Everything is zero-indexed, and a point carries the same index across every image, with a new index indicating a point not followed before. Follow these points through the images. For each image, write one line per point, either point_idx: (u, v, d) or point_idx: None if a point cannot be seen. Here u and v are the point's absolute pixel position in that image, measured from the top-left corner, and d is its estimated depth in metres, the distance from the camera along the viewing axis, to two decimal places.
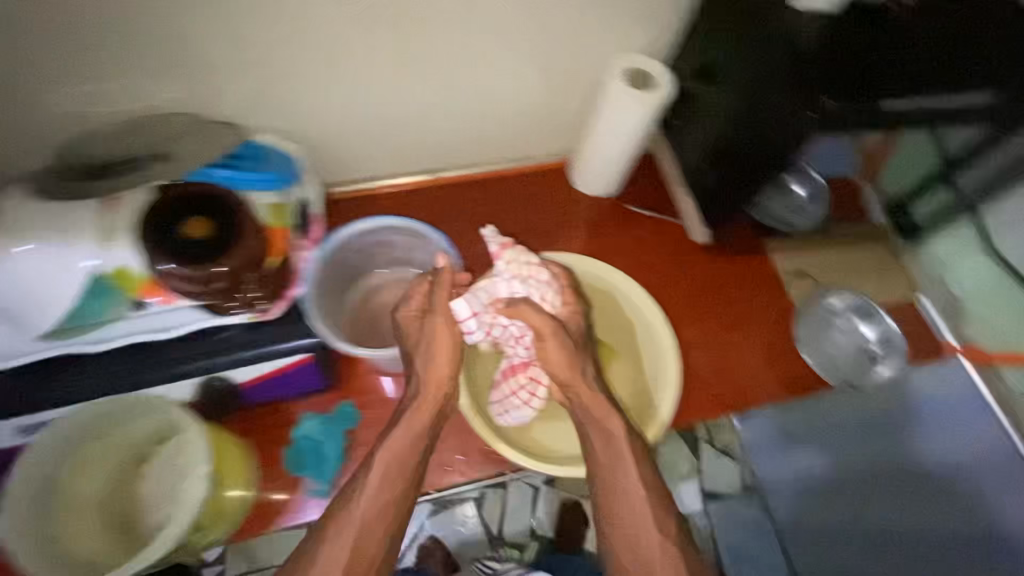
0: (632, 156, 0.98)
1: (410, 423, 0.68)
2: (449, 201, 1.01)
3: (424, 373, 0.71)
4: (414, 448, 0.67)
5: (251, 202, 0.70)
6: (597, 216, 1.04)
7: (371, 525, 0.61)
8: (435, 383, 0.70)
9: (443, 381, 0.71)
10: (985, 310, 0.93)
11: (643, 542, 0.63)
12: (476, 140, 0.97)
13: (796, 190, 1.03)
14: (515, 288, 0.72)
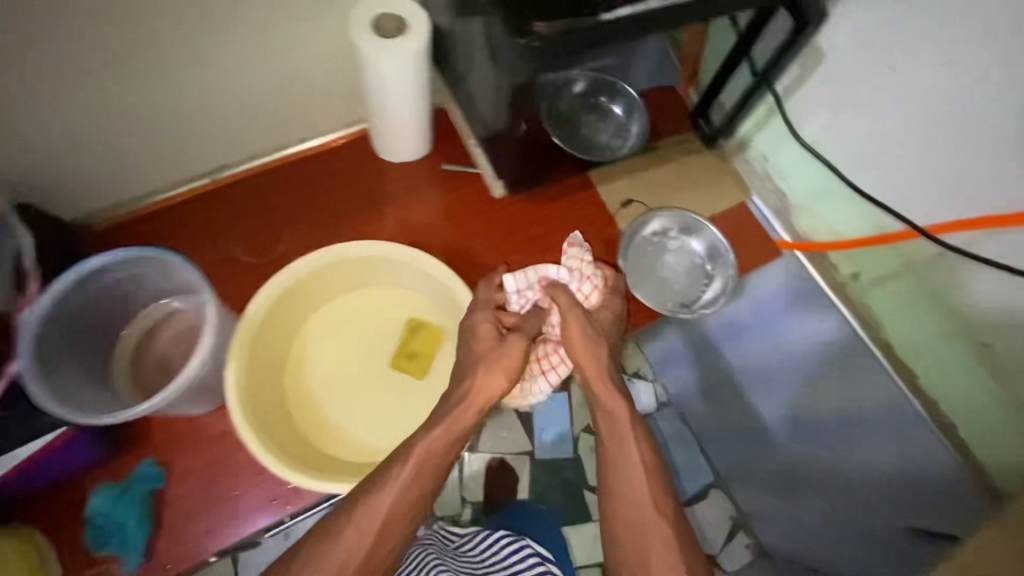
0: (424, 114, 0.88)
1: (457, 420, 0.67)
2: (235, 210, 0.89)
3: (478, 386, 0.70)
4: (446, 448, 0.66)
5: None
6: (410, 183, 0.93)
7: (405, 505, 0.61)
8: (484, 395, 0.69)
9: (488, 391, 0.69)
10: (810, 201, 0.91)
11: (646, 515, 0.65)
12: (246, 128, 0.87)
13: (614, 110, 0.96)
14: (562, 272, 0.81)
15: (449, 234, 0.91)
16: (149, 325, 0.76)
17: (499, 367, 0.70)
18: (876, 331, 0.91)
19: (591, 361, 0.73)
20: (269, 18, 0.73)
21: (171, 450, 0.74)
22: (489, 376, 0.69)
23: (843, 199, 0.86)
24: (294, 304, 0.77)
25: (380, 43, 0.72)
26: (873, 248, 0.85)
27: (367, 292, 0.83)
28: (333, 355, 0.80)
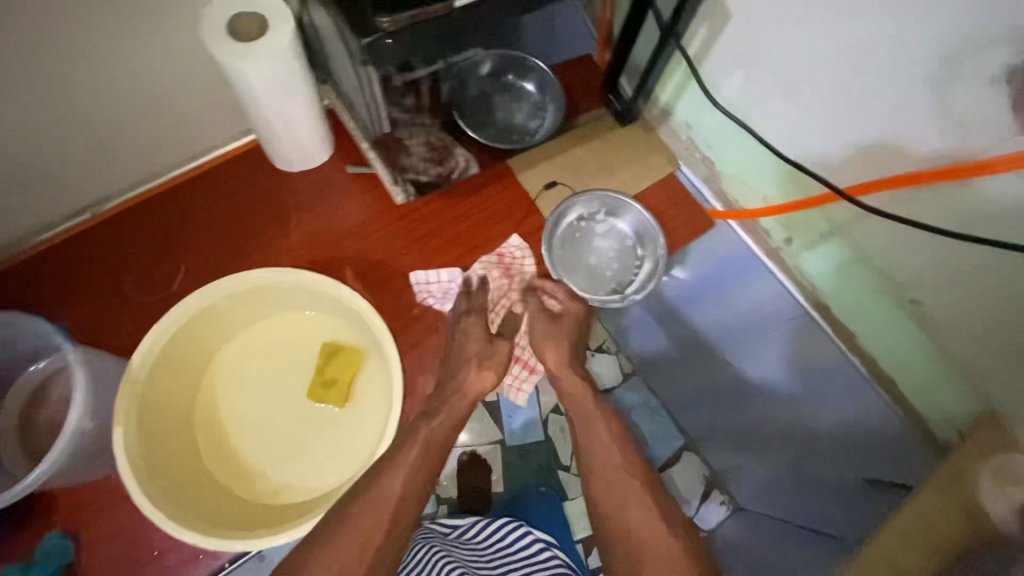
0: (313, 116, 0.80)
1: (452, 412, 0.73)
2: (114, 248, 0.81)
3: (471, 384, 0.76)
4: (449, 429, 0.72)
5: None
6: (314, 192, 0.86)
7: (412, 481, 0.65)
8: (476, 393, 0.75)
9: (478, 387, 0.76)
10: (736, 167, 0.88)
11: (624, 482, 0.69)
12: (118, 155, 0.79)
13: (527, 88, 0.89)
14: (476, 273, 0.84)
15: (361, 242, 0.85)
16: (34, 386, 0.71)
17: (487, 363, 0.78)
18: (812, 294, 0.90)
19: (556, 353, 0.80)
20: (109, 37, 0.64)
21: (80, 521, 0.69)
22: (482, 368, 0.77)
23: (766, 164, 0.82)
24: (191, 351, 0.72)
25: (245, 48, 0.64)
26: (801, 213, 0.82)
27: (278, 320, 0.77)
28: (241, 392, 0.74)
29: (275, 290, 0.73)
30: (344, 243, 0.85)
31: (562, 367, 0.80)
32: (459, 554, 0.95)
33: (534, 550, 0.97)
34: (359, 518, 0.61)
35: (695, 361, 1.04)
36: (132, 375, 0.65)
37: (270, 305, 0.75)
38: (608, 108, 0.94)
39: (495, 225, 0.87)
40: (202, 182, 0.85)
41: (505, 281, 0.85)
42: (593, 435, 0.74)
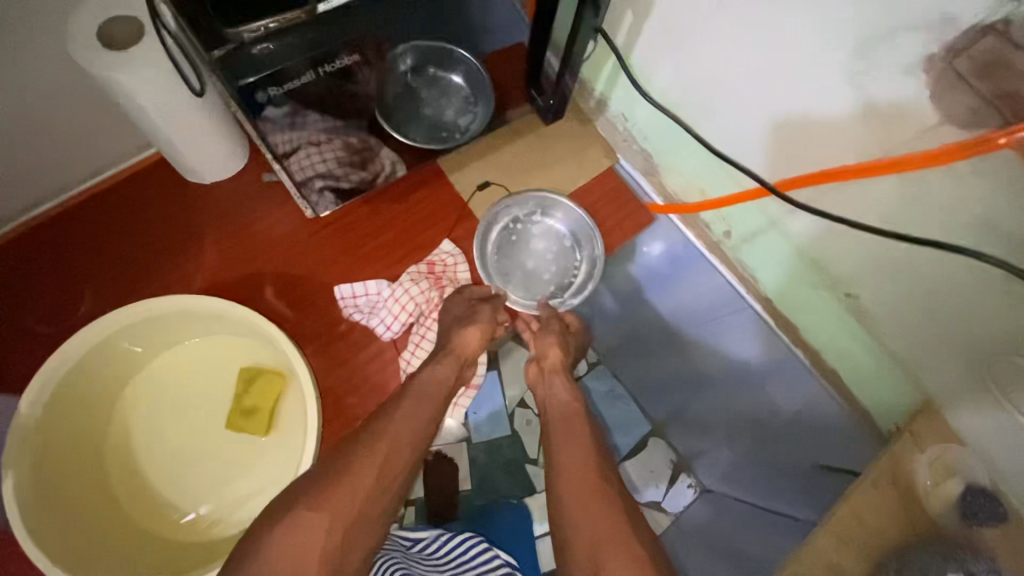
0: (215, 125, 0.74)
1: (442, 370, 0.70)
2: (14, 279, 0.76)
3: (460, 345, 0.73)
4: (436, 398, 0.68)
5: None
6: (230, 206, 0.81)
7: (397, 446, 0.61)
8: (465, 354, 0.73)
9: (467, 347, 0.73)
10: (674, 159, 0.84)
11: (585, 482, 0.63)
12: (1, 183, 0.72)
13: (455, 79, 0.77)
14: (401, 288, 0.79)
15: (282, 256, 0.80)
16: None
17: (477, 320, 0.74)
18: (756, 288, 0.87)
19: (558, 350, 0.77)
20: None
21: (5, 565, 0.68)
22: (467, 329, 0.73)
23: (700, 158, 0.79)
24: (93, 389, 0.67)
25: (111, 58, 0.58)
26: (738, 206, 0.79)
27: (194, 346, 0.73)
28: (157, 425, 0.70)
29: (180, 319, 0.69)
30: (264, 258, 0.80)
31: (559, 358, 0.76)
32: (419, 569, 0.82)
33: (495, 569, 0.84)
34: (348, 465, 0.58)
35: (647, 354, 1.00)
36: (21, 421, 0.61)
37: (180, 333, 0.71)
38: (532, 105, 0.87)
39: (422, 232, 0.83)
40: (107, 201, 0.80)
41: (435, 291, 0.81)
42: (566, 429, 0.69)
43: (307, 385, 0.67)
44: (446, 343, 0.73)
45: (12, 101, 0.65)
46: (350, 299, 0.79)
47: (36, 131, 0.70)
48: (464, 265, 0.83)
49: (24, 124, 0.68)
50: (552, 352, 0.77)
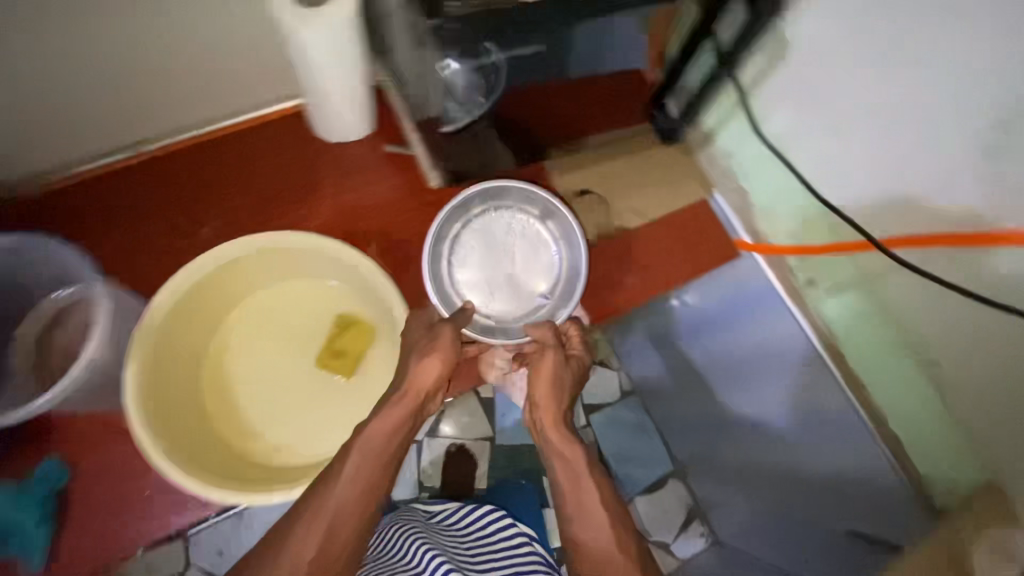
0: (362, 89, 0.80)
1: (394, 414, 0.61)
2: (152, 190, 0.83)
3: (418, 380, 0.63)
4: (395, 435, 0.60)
5: None
6: (348, 168, 0.87)
7: (345, 523, 0.55)
8: (423, 389, 0.63)
9: (421, 384, 0.63)
10: (772, 202, 0.86)
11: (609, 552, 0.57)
12: (160, 105, 0.79)
13: (455, 65, 0.63)
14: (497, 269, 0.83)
15: (388, 220, 0.86)
16: (50, 316, 0.72)
17: (435, 351, 0.64)
18: (830, 343, 0.88)
19: (550, 387, 0.67)
20: None
21: (82, 453, 0.71)
22: (427, 359, 0.64)
23: (803, 204, 0.81)
24: (207, 304, 0.73)
25: (299, 16, 0.65)
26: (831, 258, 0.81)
27: (303, 283, 0.79)
28: (255, 349, 0.76)
29: (299, 255, 0.75)
30: (372, 217, 0.86)
31: (554, 400, 0.67)
32: (439, 540, 0.83)
33: (514, 541, 0.85)
34: (288, 538, 0.54)
35: (687, 393, 0.97)
36: (151, 312, 0.66)
37: (296, 267, 0.77)
38: (653, 124, 0.92)
39: None
40: (245, 139, 0.87)
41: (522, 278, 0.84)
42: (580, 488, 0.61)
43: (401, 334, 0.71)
44: (401, 378, 0.64)
45: (201, 34, 0.72)
46: None
47: (209, 66, 0.77)
48: None
49: (202, 57, 0.75)
50: (541, 391, 0.67)
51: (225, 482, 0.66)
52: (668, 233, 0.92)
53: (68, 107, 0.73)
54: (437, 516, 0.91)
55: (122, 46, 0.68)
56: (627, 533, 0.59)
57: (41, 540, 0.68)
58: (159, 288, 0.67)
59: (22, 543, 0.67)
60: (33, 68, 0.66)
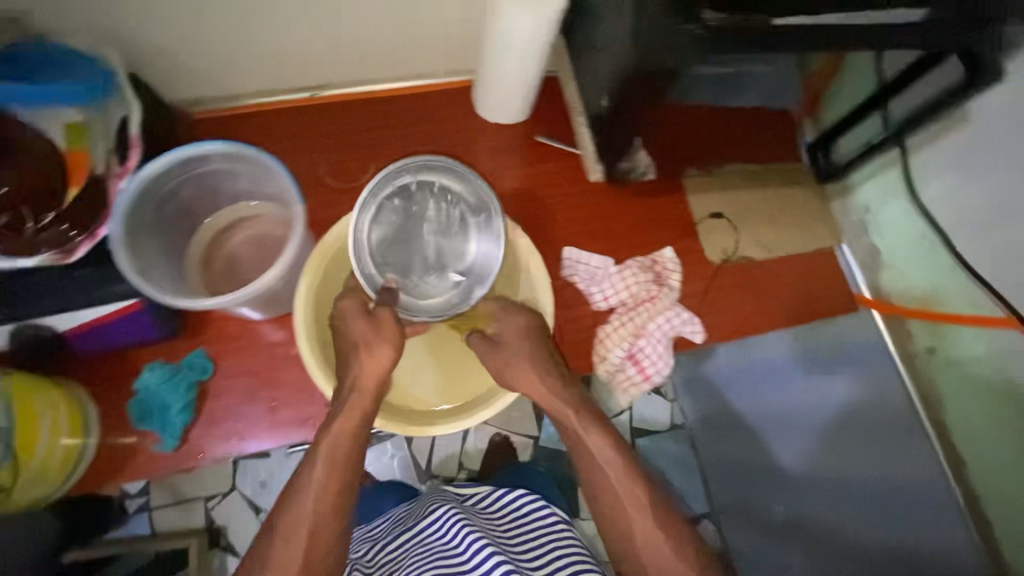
0: (537, 77, 0.84)
1: (351, 411, 0.65)
2: (327, 130, 0.89)
3: (360, 376, 0.66)
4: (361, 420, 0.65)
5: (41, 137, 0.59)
6: (500, 148, 0.92)
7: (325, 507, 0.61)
8: (369, 385, 0.66)
9: (368, 376, 0.66)
10: (904, 262, 0.89)
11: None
12: (357, 54, 0.85)
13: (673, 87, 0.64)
14: (625, 274, 0.86)
15: (527, 205, 0.90)
16: (227, 225, 0.77)
17: (379, 345, 0.66)
18: (934, 411, 0.91)
19: (531, 369, 0.70)
20: None
21: (224, 349, 0.76)
22: (375, 353, 0.66)
23: (938, 270, 0.84)
24: None
25: None
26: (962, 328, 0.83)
27: None
28: None
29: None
30: (515, 198, 0.90)
31: (533, 376, 0.70)
32: (479, 519, 0.90)
33: (548, 521, 0.90)
34: (295, 498, 0.61)
35: (729, 436, 0.95)
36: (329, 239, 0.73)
37: None
38: (812, 163, 0.95)
39: (652, 232, 0.90)
40: (419, 103, 0.92)
41: (646, 282, 0.86)
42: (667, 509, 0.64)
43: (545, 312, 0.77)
44: (348, 375, 0.67)
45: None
46: (574, 261, 0.86)
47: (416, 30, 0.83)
48: (676, 275, 0.88)
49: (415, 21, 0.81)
50: (516, 364, 0.70)
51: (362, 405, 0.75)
52: (790, 274, 0.92)
53: (289, 42, 0.79)
54: (471, 499, 0.97)
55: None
56: (637, 475, 0.65)
57: (179, 423, 0.73)
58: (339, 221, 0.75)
59: (163, 422, 0.73)
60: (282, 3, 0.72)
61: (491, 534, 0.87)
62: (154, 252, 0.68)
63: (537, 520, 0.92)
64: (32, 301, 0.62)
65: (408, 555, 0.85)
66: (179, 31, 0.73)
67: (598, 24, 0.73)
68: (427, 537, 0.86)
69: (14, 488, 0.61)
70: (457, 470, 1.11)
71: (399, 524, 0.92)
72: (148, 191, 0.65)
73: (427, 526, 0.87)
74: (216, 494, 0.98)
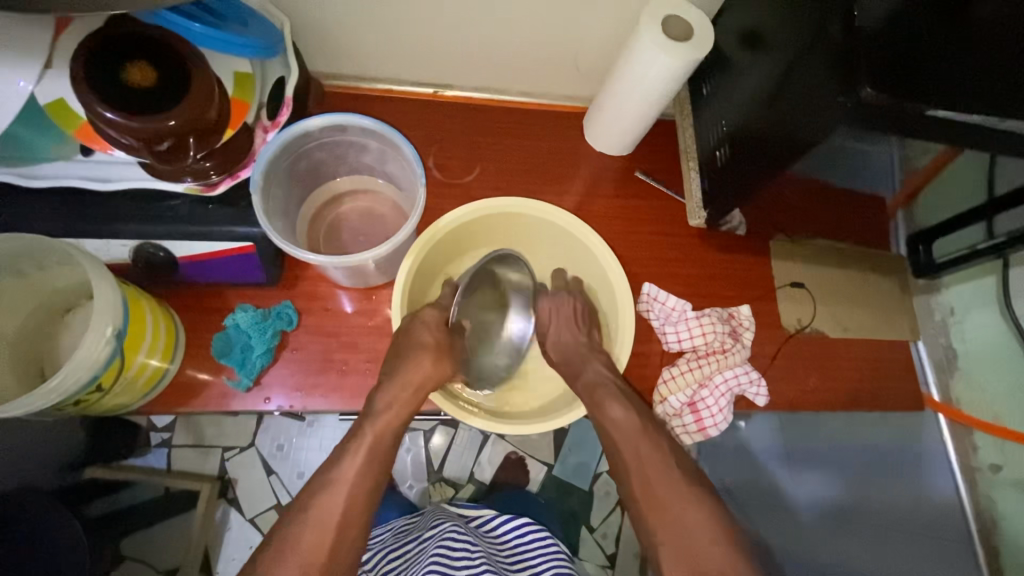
0: (654, 117, 0.86)
1: (394, 403, 0.70)
2: (444, 123, 0.94)
3: (408, 374, 0.71)
4: (401, 412, 0.71)
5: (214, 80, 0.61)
6: (600, 174, 0.94)
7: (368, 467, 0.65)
8: (418, 382, 0.71)
9: (414, 373, 0.71)
10: (981, 370, 0.91)
11: None
12: (493, 64, 0.90)
13: (822, 167, 0.66)
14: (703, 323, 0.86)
15: (614, 233, 0.92)
16: (337, 192, 0.83)
17: (438, 351, 0.73)
18: (987, 530, 0.90)
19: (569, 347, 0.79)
20: None
21: (312, 307, 0.81)
22: (428, 358, 0.72)
23: (1017, 384, 0.86)
24: (460, 237, 0.84)
25: (665, 42, 0.72)
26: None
27: (537, 256, 0.90)
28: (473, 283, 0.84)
29: (553, 230, 0.85)
30: (606, 223, 0.92)
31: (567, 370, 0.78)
32: (485, 543, 0.91)
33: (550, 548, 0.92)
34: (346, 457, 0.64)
35: (749, 509, 0.97)
36: (438, 225, 0.79)
37: (544, 240, 0.88)
38: (910, 257, 0.95)
39: (733, 286, 0.91)
40: (532, 116, 0.96)
41: (723, 328, 0.86)
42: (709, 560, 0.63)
43: (622, 336, 0.80)
44: (395, 373, 0.71)
45: (567, 26, 0.83)
46: (651, 299, 0.87)
47: (552, 52, 0.88)
48: (750, 333, 0.88)
49: (555, 44, 0.86)
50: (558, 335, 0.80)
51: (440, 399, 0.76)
52: (862, 359, 0.91)
53: (436, 40, 0.85)
54: (473, 520, 0.97)
55: (511, 14, 0.80)
56: (683, 518, 0.65)
57: (257, 368, 0.76)
58: (447, 211, 0.80)
59: (239, 363, 0.76)
60: (444, 4, 0.78)
61: (490, 555, 0.89)
62: (277, 203, 0.73)
63: (537, 547, 0.92)
64: (163, 224, 0.66)
65: (411, 562, 0.87)
66: (346, 13, 0.79)
67: (739, 82, 0.77)
68: (425, 545, 0.88)
69: (111, 391, 0.65)
70: (466, 481, 1.13)
71: (404, 534, 0.93)
72: (288, 145, 0.71)
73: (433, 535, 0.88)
74: (236, 447, 1.11)
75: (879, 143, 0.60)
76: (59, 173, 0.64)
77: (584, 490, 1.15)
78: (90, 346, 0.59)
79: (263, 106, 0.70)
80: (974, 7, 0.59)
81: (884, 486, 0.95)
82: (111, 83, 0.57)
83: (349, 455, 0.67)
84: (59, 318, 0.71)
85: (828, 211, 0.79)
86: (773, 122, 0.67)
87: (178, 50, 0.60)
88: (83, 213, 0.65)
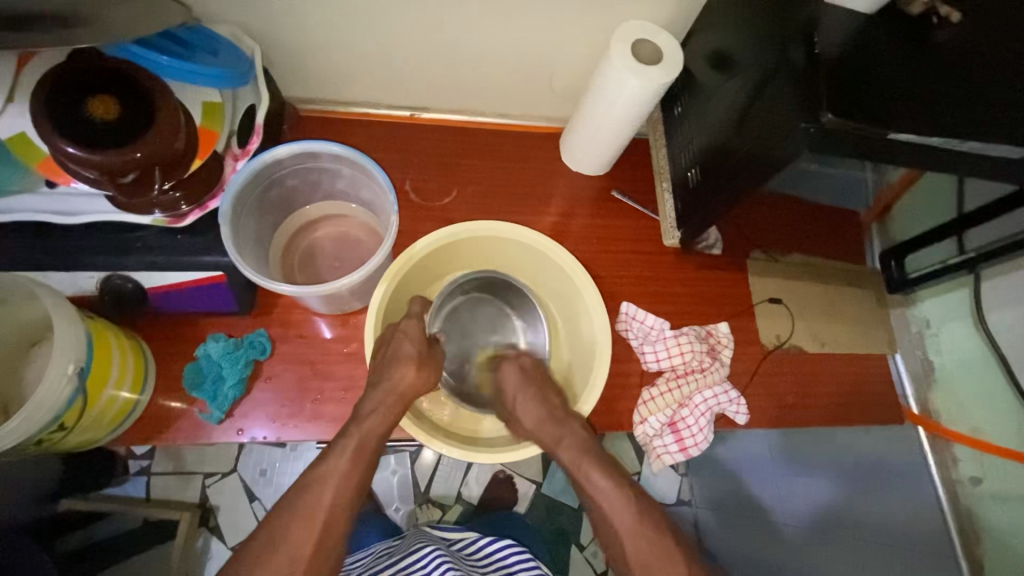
0: (626, 138, 0.87)
1: (382, 416, 0.68)
2: (420, 146, 0.94)
3: (393, 382, 0.70)
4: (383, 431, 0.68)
5: (180, 106, 0.61)
6: (577, 194, 0.95)
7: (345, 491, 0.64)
8: (408, 393, 0.70)
9: (402, 382, 0.70)
10: (958, 384, 0.91)
11: None
12: (468, 87, 0.91)
13: (789, 188, 0.66)
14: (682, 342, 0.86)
15: (591, 252, 0.92)
16: (312, 218, 0.82)
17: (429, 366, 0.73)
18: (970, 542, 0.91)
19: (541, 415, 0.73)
20: (548, 13, 0.77)
21: (287, 334, 0.80)
22: (421, 373, 0.71)
23: (996, 397, 0.87)
24: (435, 261, 0.84)
25: (633, 67, 0.72)
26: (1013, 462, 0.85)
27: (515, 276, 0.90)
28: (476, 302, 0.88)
29: (529, 251, 0.85)
30: (582, 241, 0.92)
31: (543, 421, 0.73)
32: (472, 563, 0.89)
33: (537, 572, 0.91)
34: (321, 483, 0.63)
35: None
36: (412, 250, 0.78)
37: (520, 262, 0.88)
38: (884, 271, 0.96)
39: (711, 304, 0.91)
40: (508, 137, 0.97)
41: (701, 347, 0.86)
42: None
43: (599, 359, 0.79)
44: (382, 384, 0.70)
45: (540, 51, 0.84)
46: (630, 318, 0.87)
47: (525, 76, 0.88)
48: (728, 352, 0.88)
49: (528, 68, 0.87)
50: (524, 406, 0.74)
51: (415, 427, 0.75)
52: (841, 375, 0.91)
53: (410, 66, 0.85)
54: (460, 542, 0.96)
55: (482, 39, 0.81)
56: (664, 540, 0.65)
57: (231, 397, 0.75)
58: (420, 237, 0.80)
59: (212, 394, 0.75)
60: (417, 32, 0.79)
61: None
62: (248, 231, 0.73)
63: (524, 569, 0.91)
64: (130, 256, 0.65)
65: None
66: (319, 42, 0.80)
67: (707, 105, 0.78)
68: (406, 565, 0.85)
69: (75, 428, 0.63)
70: (452, 503, 1.11)
71: (387, 556, 0.91)
72: (258, 174, 0.70)
73: (417, 561, 0.86)
74: (217, 473, 1.09)
75: (842, 166, 0.61)
76: (21, 208, 0.63)
77: (573, 508, 1.13)
78: (51, 384, 0.57)
79: (232, 135, 0.69)
80: (931, 32, 0.60)
81: (879, 497, 0.96)
82: (70, 117, 0.56)
83: (334, 455, 0.65)
84: (23, 354, 0.70)
85: (801, 228, 0.79)
86: (742, 143, 0.68)
87: (140, 79, 0.59)
88: (49, 246, 0.64)
